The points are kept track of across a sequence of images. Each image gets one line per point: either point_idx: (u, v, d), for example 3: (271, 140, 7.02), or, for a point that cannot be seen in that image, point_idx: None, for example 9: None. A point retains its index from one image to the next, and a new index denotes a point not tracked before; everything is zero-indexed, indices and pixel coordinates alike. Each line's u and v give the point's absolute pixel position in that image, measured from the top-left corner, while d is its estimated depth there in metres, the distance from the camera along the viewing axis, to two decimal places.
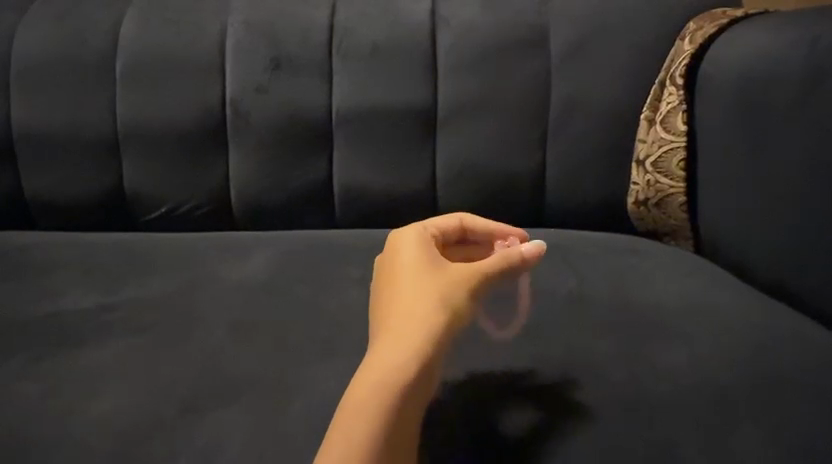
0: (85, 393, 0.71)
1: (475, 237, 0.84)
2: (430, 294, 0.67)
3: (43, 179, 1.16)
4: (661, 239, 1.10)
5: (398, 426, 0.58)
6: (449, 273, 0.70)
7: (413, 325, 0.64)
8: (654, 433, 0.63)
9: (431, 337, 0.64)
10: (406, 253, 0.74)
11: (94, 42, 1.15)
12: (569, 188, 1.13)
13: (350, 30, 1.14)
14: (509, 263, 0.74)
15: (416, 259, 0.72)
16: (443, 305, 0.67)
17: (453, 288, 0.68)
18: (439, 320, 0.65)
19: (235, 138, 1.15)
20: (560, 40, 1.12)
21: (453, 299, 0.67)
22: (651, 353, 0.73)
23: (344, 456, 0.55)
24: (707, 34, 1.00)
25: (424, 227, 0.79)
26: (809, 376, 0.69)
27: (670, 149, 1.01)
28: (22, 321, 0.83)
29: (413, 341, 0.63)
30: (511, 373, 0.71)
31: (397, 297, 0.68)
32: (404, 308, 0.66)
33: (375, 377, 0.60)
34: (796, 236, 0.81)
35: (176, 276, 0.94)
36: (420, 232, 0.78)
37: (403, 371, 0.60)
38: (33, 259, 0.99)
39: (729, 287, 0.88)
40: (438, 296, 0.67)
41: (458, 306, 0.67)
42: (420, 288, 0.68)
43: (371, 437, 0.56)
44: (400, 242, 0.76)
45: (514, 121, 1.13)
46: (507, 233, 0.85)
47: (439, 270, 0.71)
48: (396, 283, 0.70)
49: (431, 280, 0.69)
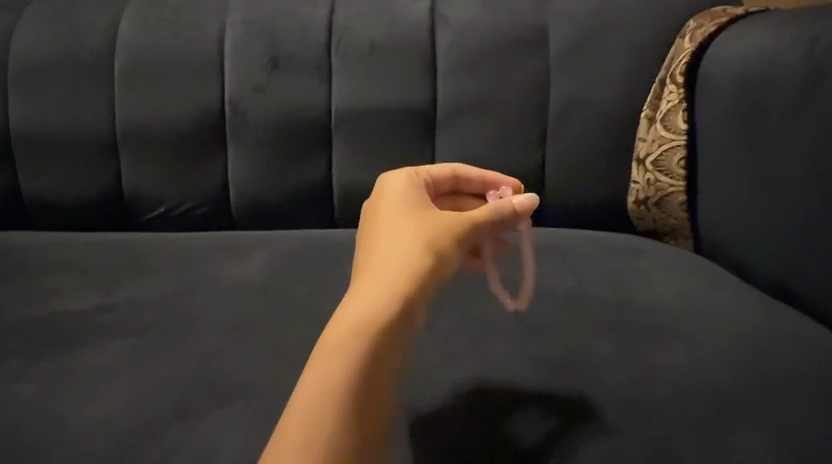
0: (83, 394, 0.71)
1: (466, 187, 0.81)
2: (420, 226, 0.63)
3: (42, 179, 1.16)
4: (662, 238, 1.10)
5: (381, 362, 0.52)
6: (437, 215, 0.66)
7: (399, 259, 0.59)
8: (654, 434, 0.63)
9: (423, 265, 0.59)
10: (394, 192, 0.70)
11: (92, 42, 1.15)
12: (568, 187, 1.13)
13: (349, 29, 1.14)
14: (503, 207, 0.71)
15: (405, 198, 0.69)
16: (432, 241, 0.62)
17: (440, 228, 0.64)
18: (431, 249, 0.61)
19: (234, 138, 1.14)
20: (559, 39, 1.12)
21: (440, 238, 0.63)
22: (650, 354, 0.73)
23: (324, 392, 0.50)
24: (707, 33, 0.99)
25: (415, 172, 0.76)
26: (810, 377, 0.69)
27: (670, 148, 1.01)
28: (20, 321, 0.83)
29: (403, 267, 0.58)
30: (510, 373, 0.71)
31: (383, 231, 0.63)
32: (392, 239, 0.62)
33: (362, 303, 0.55)
34: (797, 235, 0.80)
35: (175, 276, 0.93)
36: (410, 175, 0.74)
37: (385, 311, 0.54)
38: (31, 259, 0.99)
39: (730, 288, 0.87)
40: (425, 236, 0.62)
41: (445, 246, 0.62)
42: (411, 222, 0.64)
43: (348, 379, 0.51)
44: (388, 184, 0.72)
45: (513, 120, 1.12)
46: (499, 182, 0.82)
47: (430, 209, 0.67)
48: (384, 217, 0.66)
49: (417, 220, 0.64)
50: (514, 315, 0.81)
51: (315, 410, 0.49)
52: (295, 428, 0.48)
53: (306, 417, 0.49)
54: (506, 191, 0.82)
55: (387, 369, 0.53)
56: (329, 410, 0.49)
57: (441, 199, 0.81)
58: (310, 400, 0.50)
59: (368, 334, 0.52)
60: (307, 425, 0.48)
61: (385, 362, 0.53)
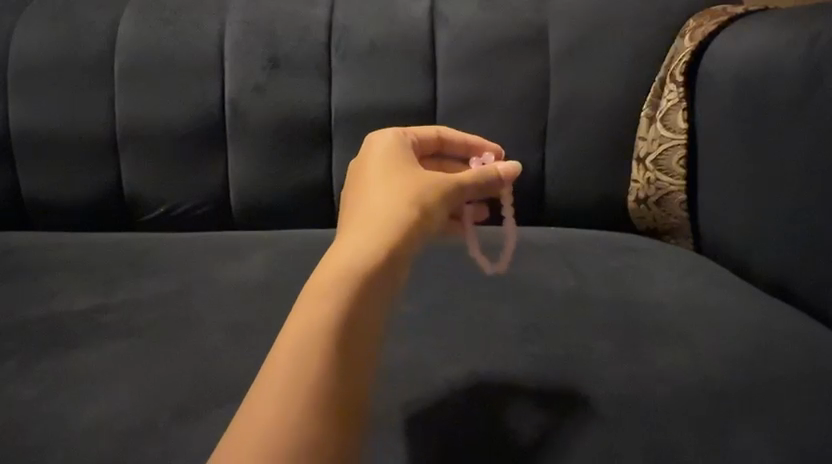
0: (82, 395, 0.71)
1: (450, 151, 0.81)
2: (403, 184, 0.64)
3: (41, 179, 1.16)
4: (661, 237, 1.10)
5: (364, 312, 0.52)
6: (417, 175, 0.67)
7: (381, 216, 0.59)
8: (655, 434, 0.63)
9: (405, 218, 0.59)
10: (379, 153, 0.70)
11: (92, 42, 1.15)
12: (568, 186, 1.13)
13: (348, 29, 1.14)
14: (485, 173, 0.74)
15: (390, 158, 0.69)
16: (414, 200, 0.62)
17: (422, 187, 0.64)
18: (414, 204, 0.61)
19: (233, 137, 1.14)
20: (559, 38, 1.12)
21: (422, 195, 0.63)
22: (650, 353, 0.73)
23: (307, 340, 0.49)
24: (707, 31, 0.99)
25: (402, 131, 0.77)
26: (810, 377, 0.69)
27: (671, 147, 1.01)
28: (20, 322, 0.83)
29: (387, 223, 0.58)
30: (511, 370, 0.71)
31: (366, 192, 0.64)
32: (375, 196, 0.62)
33: (344, 254, 0.55)
34: (798, 234, 0.80)
35: (175, 277, 0.93)
36: (396, 135, 0.75)
37: (371, 262, 0.54)
38: (31, 259, 0.99)
39: (730, 287, 0.87)
40: (407, 195, 0.62)
41: (426, 204, 0.63)
42: (395, 182, 0.64)
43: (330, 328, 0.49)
44: (375, 145, 0.73)
45: (513, 120, 1.12)
46: (482, 148, 0.83)
47: (414, 168, 0.68)
48: (370, 177, 0.66)
49: (399, 180, 0.65)
50: (514, 314, 0.80)
51: (296, 356, 0.48)
52: (278, 377, 0.47)
53: (287, 363, 0.48)
54: (489, 156, 0.83)
55: (371, 316, 0.52)
56: (311, 360, 0.48)
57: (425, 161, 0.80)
58: (291, 350, 0.48)
59: (349, 282, 0.52)
60: (289, 374, 0.47)
61: (367, 312, 0.52)
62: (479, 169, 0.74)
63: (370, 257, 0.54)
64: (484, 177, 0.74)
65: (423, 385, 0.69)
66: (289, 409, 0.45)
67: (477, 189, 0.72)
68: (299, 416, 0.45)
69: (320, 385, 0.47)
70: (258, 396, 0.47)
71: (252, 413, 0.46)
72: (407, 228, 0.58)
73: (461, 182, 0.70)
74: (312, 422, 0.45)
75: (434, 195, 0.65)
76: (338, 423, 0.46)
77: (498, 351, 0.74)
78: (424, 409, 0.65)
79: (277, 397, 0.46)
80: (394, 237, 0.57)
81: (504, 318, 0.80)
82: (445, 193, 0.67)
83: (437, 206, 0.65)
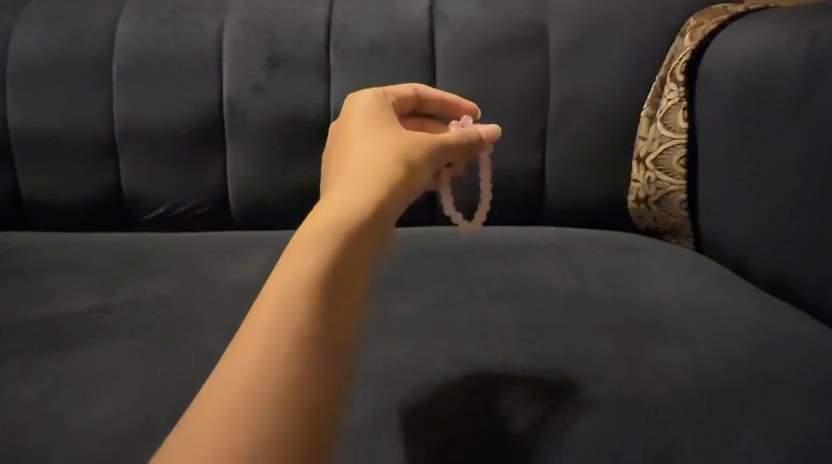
0: (80, 396, 0.71)
1: (429, 108, 0.81)
2: (388, 141, 0.64)
3: (41, 179, 1.16)
4: (662, 236, 1.10)
5: (357, 252, 0.48)
6: (400, 133, 0.67)
7: (369, 168, 0.58)
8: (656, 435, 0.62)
9: (391, 173, 0.58)
10: (360, 115, 0.70)
11: (91, 41, 1.14)
12: (567, 185, 1.12)
13: (347, 28, 1.13)
14: (467, 134, 0.74)
15: (371, 119, 0.69)
16: (400, 154, 0.62)
17: (406, 142, 0.64)
18: (400, 158, 0.61)
19: (232, 137, 1.14)
20: (558, 38, 1.12)
21: (407, 150, 0.63)
22: (651, 352, 0.73)
23: (295, 280, 0.45)
24: (708, 30, 0.99)
25: (382, 92, 0.76)
26: (811, 376, 0.69)
27: (671, 146, 1.01)
28: (19, 323, 0.83)
29: (373, 173, 0.57)
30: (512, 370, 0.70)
31: (350, 151, 0.63)
32: (361, 152, 0.61)
33: (332, 201, 0.52)
34: (799, 233, 0.80)
35: (174, 277, 0.93)
36: (377, 97, 0.75)
37: (360, 206, 0.52)
38: (30, 260, 0.99)
39: (730, 287, 0.87)
40: (393, 149, 0.62)
41: (412, 158, 0.62)
42: (378, 139, 0.64)
43: (320, 267, 0.46)
44: (356, 106, 0.73)
45: (513, 118, 1.12)
46: (461, 106, 0.83)
47: (396, 127, 0.68)
48: (353, 137, 0.66)
49: (382, 136, 0.65)
50: (515, 314, 0.80)
51: (286, 297, 0.44)
52: (265, 319, 0.43)
53: (274, 308, 0.44)
54: (468, 119, 0.83)
55: (364, 261, 0.49)
56: (298, 302, 0.44)
57: (405, 121, 0.80)
58: (278, 293, 0.45)
59: (340, 226, 0.49)
60: (276, 316, 0.43)
61: (359, 253, 0.48)
62: (462, 130, 0.75)
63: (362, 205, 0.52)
64: (468, 138, 0.74)
65: (422, 385, 0.68)
66: (277, 351, 0.42)
67: (461, 149, 0.72)
68: (290, 362, 0.41)
69: (310, 326, 0.43)
70: (243, 339, 0.43)
71: (238, 356, 0.42)
72: (395, 179, 0.58)
73: (444, 139, 0.69)
74: (300, 368, 0.41)
75: (420, 149, 0.64)
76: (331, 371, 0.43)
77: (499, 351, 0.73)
78: (422, 409, 0.65)
79: (263, 341, 0.42)
80: (382, 189, 0.55)
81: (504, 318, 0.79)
82: (429, 147, 0.66)
83: (422, 160, 0.64)
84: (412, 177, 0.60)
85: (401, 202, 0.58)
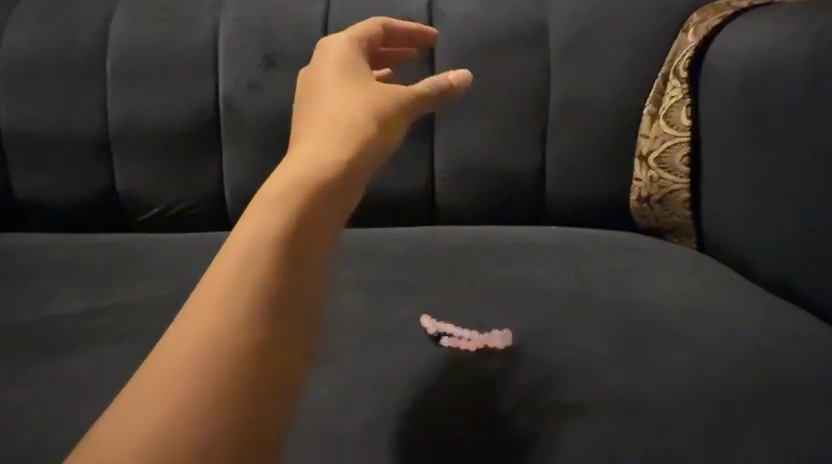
0: (69, 401, 0.69)
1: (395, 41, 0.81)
2: (362, 96, 0.61)
3: (33, 179, 1.14)
4: (665, 236, 1.08)
5: (320, 207, 0.47)
6: (375, 84, 0.64)
7: (342, 122, 0.56)
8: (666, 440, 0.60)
9: (361, 128, 0.57)
10: (332, 62, 0.67)
11: (84, 40, 1.12)
12: (569, 184, 1.11)
13: (345, 25, 1.12)
14: (442, 82, 0.72)
15: (343, 66, 0.65)
16: (374, 108, 0.60)
17: (381, 95, 0.62)
18: (374, 113, 0.59)
19: (228, 136, 1.12)
20: (559, 35, 1.10)
21: (381, 102, 0.61)
22: (657, 355, 0.71)
23: (257, 234, 0.44)
24: (712, 25, 0.97)
25: (357, 39, 0.72)
26: (819, 379, 0.67)
27: (674, 145, 0.99)
28: (8, 327, 0.81)
29: (346, 127, 0.56)
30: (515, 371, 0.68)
31: (322, 99, 0.61)
32: (327, 107, 0.58)
33: (302, 157, 0.51)
34: (806, 233, 0.78)
35: (168, 279, 0.91)
36: (350, 42, 0.71)
37: (326, 161, 0.51)
38: (21, 262, 0.97)
39: (736, 289, 0.85)
40: (367, 102, 0.60)
41: (385, 112, 0.61)
42: (351, 89, 0.62)
43: (283, 222, 0.45)
44: (328, 50, 0.69)
45: (513, 116, 1.10)
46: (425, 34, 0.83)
47: (370, 78, 0.65)
48: (323, 85, 0.63)
49: (356, 85, 0.62)
50: (521, 313, 0.77)
51: (247, 250, 0.43)
52: (225, 273, 0.42)
53: (235, 261, 0.43)
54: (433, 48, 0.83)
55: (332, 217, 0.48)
56: (259, 256, 0.43)
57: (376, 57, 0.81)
58: (239, 247, 0.44)
59: (302, 186, 0.47)
60: (234, 272, 0.42)
61: (324, 208, 0.48)
62: (437, 78, 0.73)
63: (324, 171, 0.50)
64: (442, 86, 0.72)
65: (420, 387, 0.65)
66: (236, 306, 0.41)
67: (435, 101, 0.70)
68: (237, 332, 0.40)
69: (270, 281, 0.42)
70: (201, 294, 0.42)
71: (194, 310, 0.41)
72: (361, 141, 0.55)
73: (420, 92, 0.67)
74: (257, 323, 0.41)
75: (395, 102, 0.63)
76: (283, 337, 0.42)
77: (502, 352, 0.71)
78: (421, 412, 0.62)
79: (220, 297, 0.41)
80: (351, 146, 0.54)
81: (510, 318, 0.76)
82: (403, 99, 0.64)
83: (393, 112, 0.62)
84: (384, 130, 0.59)
85: (373, 157, 0.57)
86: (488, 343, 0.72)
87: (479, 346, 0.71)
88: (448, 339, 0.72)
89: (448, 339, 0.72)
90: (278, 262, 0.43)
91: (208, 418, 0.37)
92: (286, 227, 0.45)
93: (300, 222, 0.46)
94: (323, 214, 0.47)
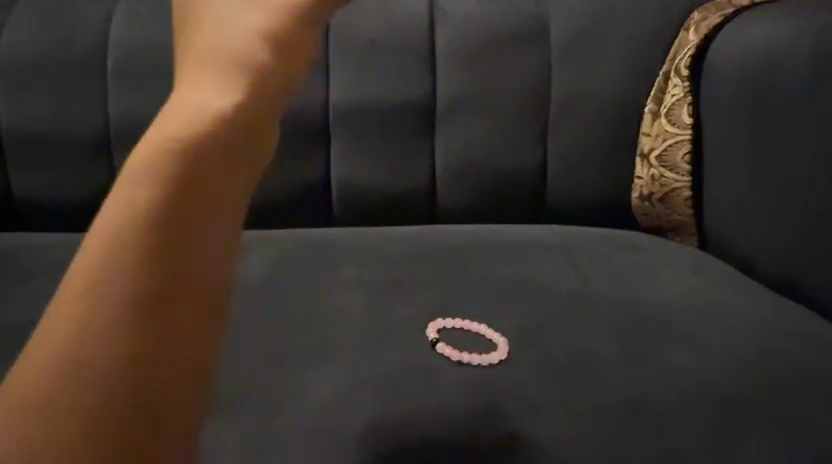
0: None
1: None
2: (238, 16, 0.51)
3: (33, 179, 1.14)
4: (665, 234, 1.07)
5: (186, 168, 0.43)
6: None
7: (216, 55, 0.48)
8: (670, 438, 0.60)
9: (241, 59, 0.48)
10: None
11: (84, 38, 1.12)
12: (570, 182, 1.11)
13: (346, 23, 1.12)
14: None
15: None
16: (257, 27, 0.51)
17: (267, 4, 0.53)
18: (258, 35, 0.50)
19: None
20: (560, 33, 1.10)
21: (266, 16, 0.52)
22: (659, 353, 0.71)
23: (116, 224, 0.41)
24: (714, 23, 0.97)
25: None
26: (821, 378, 0.67)
27: (676, 143, 0.99)
28: (10, 326, 0.81)
29: (218, 64, 0.47)
30: (519, 368, 0.67)
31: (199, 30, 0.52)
32: (201, 40, 0.49)
33: (161, 123, 0.45)
34: (808, 231, 0.78)
35: None
36: None
37: (190, 117, 0.44)
38: (22, 262, 0.97)
39: (739, 287, 0.85)
40: (247, 22, 0.50)
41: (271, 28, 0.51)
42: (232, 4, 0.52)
43: (144, 201, 0.42)
44: None
45: (514, 115, 1.10)
46: None
47: None
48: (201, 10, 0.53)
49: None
50: (524, 310, 0.77)
51: (106, 245, 0.41)
52: (86, 274, 0.40)
53: (95, 258, 0.40)
54: None
55: (204, 175, 0.43)
56: (121, 247, 0.41)
57: None
58: (98, 241, 0.41)
59: (159, 159, 0.43)
60: (96, 270, 0.40)
61: (191, 168, 0.43)
62: None
63: (203, 108, 0.45)
64: None
65: (424, 385, 0.64)
66: (102, 308, 0.39)
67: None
68: (102, 328, 0.39)
69: (134, 273, 0.40)
70: (63, 298, 0.40)
71: (60, 315, 0.40)
72: (239, 77, 0.47)
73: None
74: (124, 322, 0.39)
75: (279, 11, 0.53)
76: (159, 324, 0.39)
77: (504, 348, 0.70)
78: (427, 411, 0.61)
79: (82, 300, 0.39)
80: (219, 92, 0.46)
81: (514, 314, 0.76)
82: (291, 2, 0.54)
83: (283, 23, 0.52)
84: (273, 49, 0.50)
85: (260, 80, 0.48)
86: (484, 357, 0.68)
87: (473, 358, 0.68)
88: (445, 346, 0.69)
89: (443, 346, 0.69)
90: (138, 243, 0.41)
91: (101, 425, 0.37)
92: (154, 199, 0.42)
93: (167, 192, 0.42)
94: (190, 175, 0.43)
